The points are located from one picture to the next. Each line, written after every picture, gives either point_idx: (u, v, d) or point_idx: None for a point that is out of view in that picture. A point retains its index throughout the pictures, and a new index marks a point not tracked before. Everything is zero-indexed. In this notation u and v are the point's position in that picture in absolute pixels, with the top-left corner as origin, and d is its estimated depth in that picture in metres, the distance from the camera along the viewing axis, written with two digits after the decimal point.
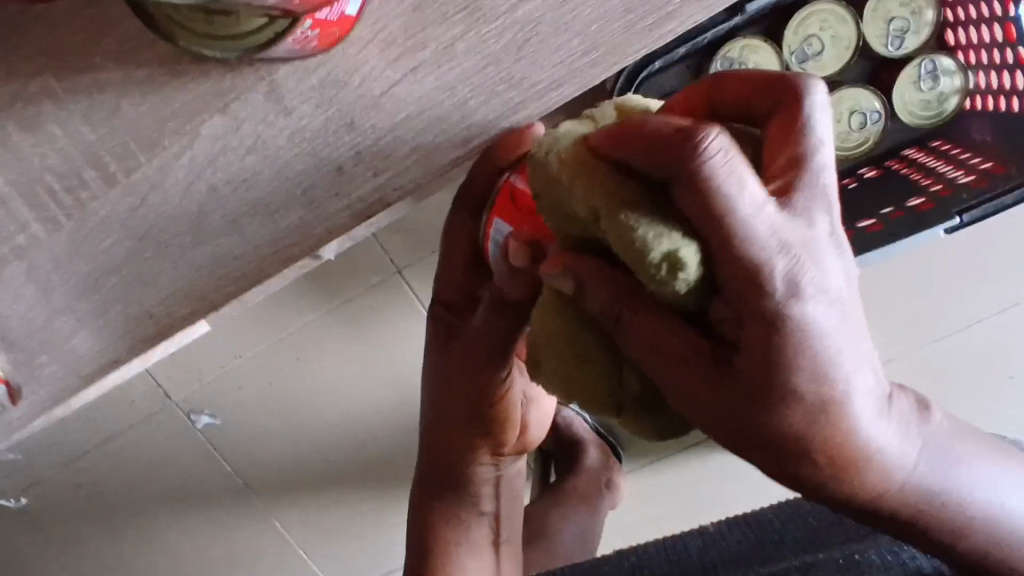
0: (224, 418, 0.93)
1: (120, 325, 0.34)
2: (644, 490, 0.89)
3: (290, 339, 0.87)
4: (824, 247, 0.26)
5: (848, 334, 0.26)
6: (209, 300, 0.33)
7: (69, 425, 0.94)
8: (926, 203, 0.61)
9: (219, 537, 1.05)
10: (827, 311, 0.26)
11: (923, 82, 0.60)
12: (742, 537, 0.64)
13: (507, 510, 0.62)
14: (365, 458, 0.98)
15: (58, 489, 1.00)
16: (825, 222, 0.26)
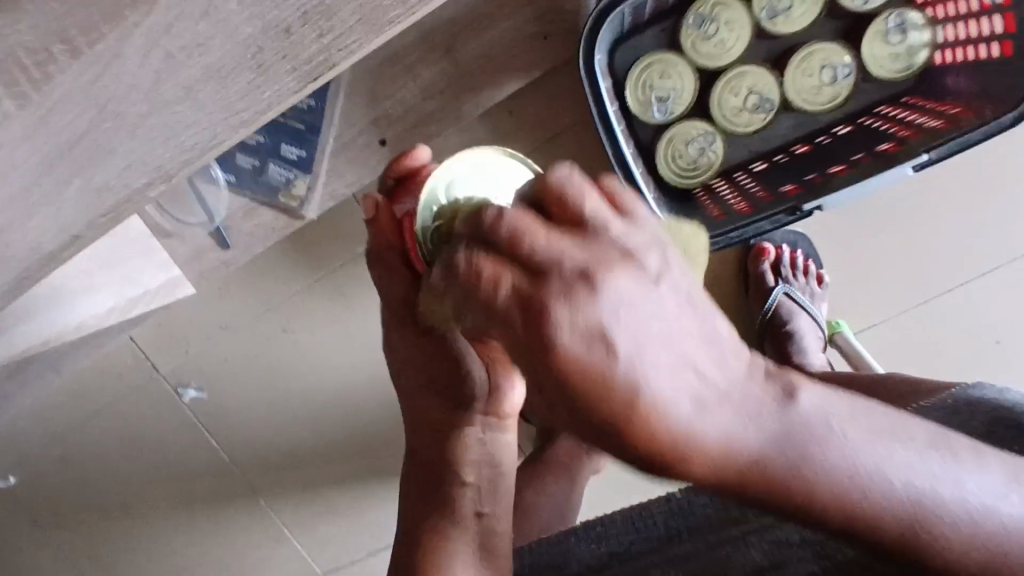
0: (211, 390, 0.93)
1: (77, 201, 0.35)
2: (634, 462, 0.88)
3: (278, 309, 0.88)
4: (630, 282, 0.24)
5: (681, 367, 0.24)
6: (167, 170, 0.35)
7: (59, 398, 0.95)
8: (893, 146, 0.69)
9: (205, 523, 1.03)
10: (644, 336, 0.23)
11: (892, 38, 0.68)
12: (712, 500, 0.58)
13: (492, 481, 0.49)
14: (354, 436, 0.95)
15: (46, 467, 1.01)
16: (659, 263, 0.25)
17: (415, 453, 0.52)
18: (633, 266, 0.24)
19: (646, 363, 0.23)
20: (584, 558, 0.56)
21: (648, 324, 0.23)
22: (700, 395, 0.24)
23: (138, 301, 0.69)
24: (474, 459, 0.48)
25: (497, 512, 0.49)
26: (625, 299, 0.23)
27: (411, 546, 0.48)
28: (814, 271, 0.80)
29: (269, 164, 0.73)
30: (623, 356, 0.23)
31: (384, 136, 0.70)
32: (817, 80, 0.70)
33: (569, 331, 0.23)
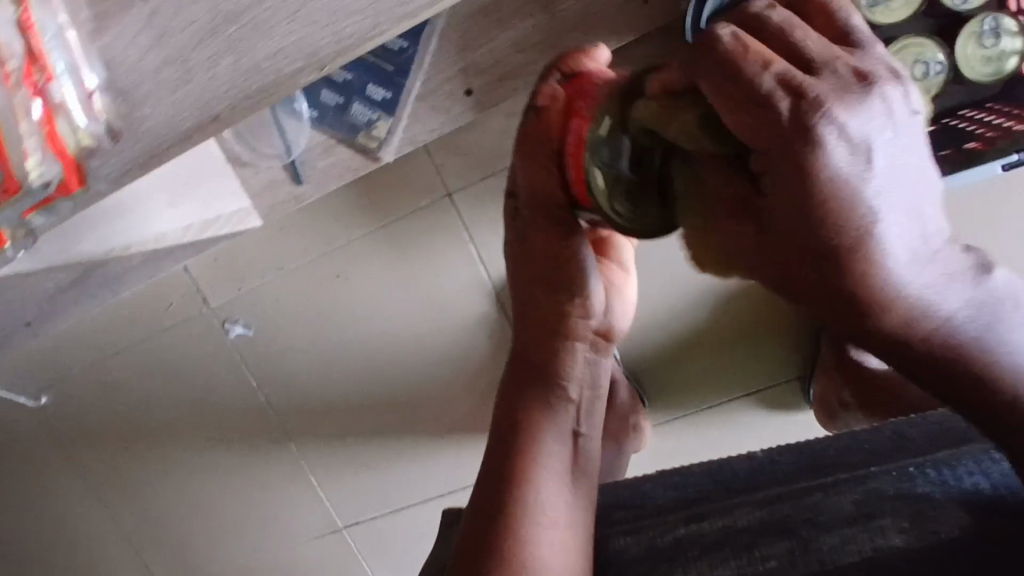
0: (258, 329, 0.93)
1: (225, 78, 0.36)
2: (675, 445, 0.88)
3: (333, 255, 0.88)
4: (897, 110, 0.30)
5: (913, 223, 0.31)
6: (318, 55, 0.36)
7: (105, 321, 0.96)
8: (982, 146, 0.71)
9: (233, 465, 1.03)
10: (891, 162, 0.30)
11: (985, 41, 0.68)
12: (795, 458, 0.66)
13: (591, 402, 0.62)
14: (394, 395, 0.95)
15: (82, 390, 1.01)
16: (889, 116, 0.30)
17: (520, 351, 0.61)
18: (874, 118, 0.29)
19: (882, 187, 0.30)
20: (657, 500, 0.66)
21: (870, 126, 0.29)
22: (916, 230, 0.31)
23: (211, 226, 0.72)
24: (575, 375, 0.60)
25: (591, 431, 0.61)
26: (872, 135, 0.29)
27: (513, 433, 0.59)
28: None
29: (353, 103, 0.73)
30: (854, 178, 0.29)
31: (470, 87, 0.71)
32: (908, 73, 0.69)
33: (839, 163, 0.29)
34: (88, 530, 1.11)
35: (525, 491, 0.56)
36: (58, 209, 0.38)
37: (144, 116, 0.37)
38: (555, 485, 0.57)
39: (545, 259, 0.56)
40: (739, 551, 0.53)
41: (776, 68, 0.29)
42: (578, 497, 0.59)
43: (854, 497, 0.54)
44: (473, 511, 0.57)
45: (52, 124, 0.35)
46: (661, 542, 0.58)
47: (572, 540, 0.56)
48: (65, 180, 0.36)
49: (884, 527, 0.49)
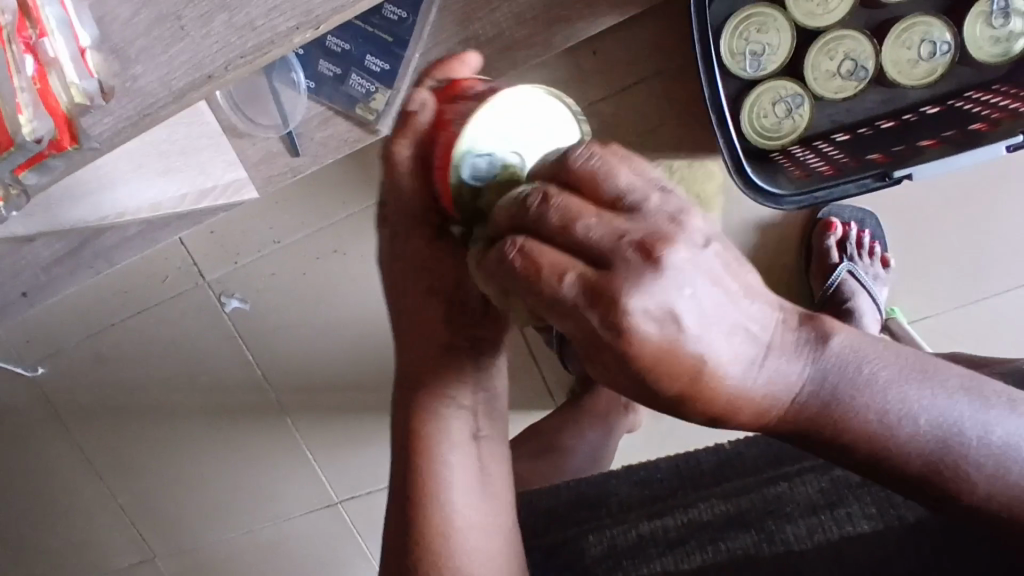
0: (254, 303, 0.93)
1: (220, 36, 0.36)
2: (671, 424, 0.88)
3: (331, 229, 0.87)
4: (686, 263, 0.24)
5: (760, 361, 0.26)
6: (313, 11, 0.36)
7: (101, 293, 0.96)
8: (987, 127, 0.68)
9: (228, 439, 1.03)
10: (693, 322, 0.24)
11: (994, 21, 0.66)
12: (761, 452, 0.62)
13: (493, 401, 0.47)
14: (389, 371, 0.94)
15: (77, 362, 1.01)
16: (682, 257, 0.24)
17: (402, 378, 0.46)
18: (692, 242, 0.24)
19: (700, 342, 0.24)
20: (619, 493, 0.63)
21: (675, 293, 0.24)
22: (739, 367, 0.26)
23: (206, 194, 0.71)
24: (466, 379, 0.45)
25: (496, 432, 0.48)
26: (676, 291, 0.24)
27: (405, 446, 0.46)
28: (880, 253, 0.80)
29: (351, 74, 0.72)
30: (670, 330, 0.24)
31: (471, 60, 0.69)
32: (914, 53, 0.67)
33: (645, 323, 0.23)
34: (85, 502, 1.11)
35: (428, 506, 0.45)
36: (52, 169, 0.37)
37: (138, 74, 0.36)
38: (462, 491, 0.46)
39: (414, 260, 0.44)
40: (711, 554, 0.50)
41: (570, 282, 0.24)
42: (493, 501, 0.47)
43: (817, 488, 0.52)
44: (389, 545, 0.47)
45: (45, 81, 0.34)
46: (623, 539, 0.55)
47: (494, 545, 0.46)
48: (57, 138, 0.34)
49: (851, 518, 0.48)
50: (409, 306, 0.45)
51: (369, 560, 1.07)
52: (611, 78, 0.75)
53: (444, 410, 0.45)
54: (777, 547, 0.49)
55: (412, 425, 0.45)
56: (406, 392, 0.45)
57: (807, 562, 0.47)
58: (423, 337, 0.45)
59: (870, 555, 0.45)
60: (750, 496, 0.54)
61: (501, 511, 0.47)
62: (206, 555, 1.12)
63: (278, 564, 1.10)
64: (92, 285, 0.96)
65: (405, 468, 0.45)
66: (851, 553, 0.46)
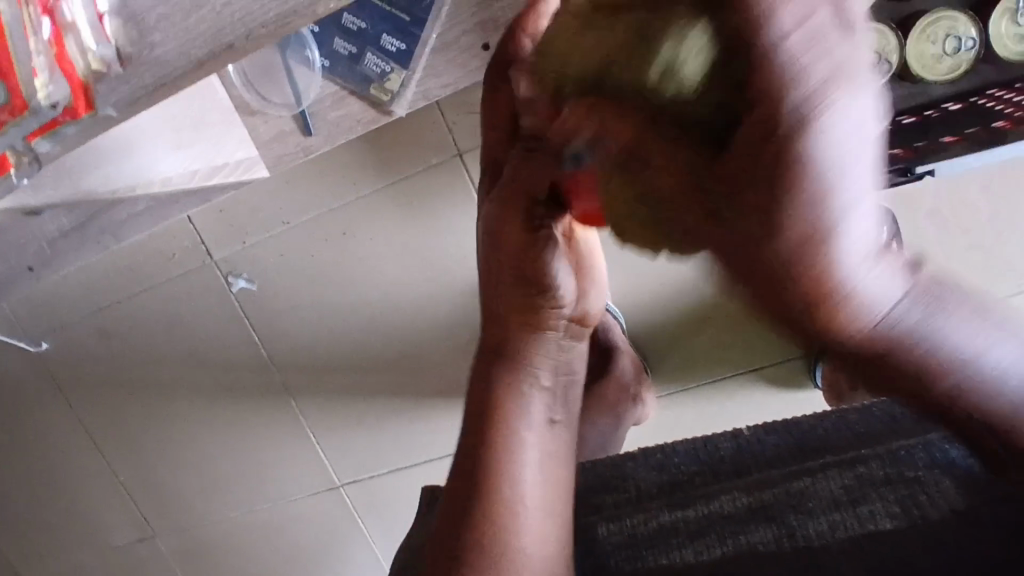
0: (262, 284, 0.92)
1: (240, 5, 0.35)
2: (677, 416, 0.88)
3: (340, 210, 0.87)
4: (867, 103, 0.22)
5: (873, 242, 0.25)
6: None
7: (107, 268, 0.95)
8: (1011, 125, 0.69)
9: (231, 419, 1.03)
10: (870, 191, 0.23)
11: (1019, 18, 0.65)
12: (781, 441, 0.61)
13: (565, 390, 0.56)
14: (395, 355, 0.94)
15: (81, 338, 1.00)
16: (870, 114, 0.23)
17: (490, 346, 0.53)
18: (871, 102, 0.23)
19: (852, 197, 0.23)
20: (638, 480, 0.62)
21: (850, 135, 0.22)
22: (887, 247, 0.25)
23: (219, 170, 0.71)
24: (547, 363, 0.53)
25: (567, 419, 0.56)
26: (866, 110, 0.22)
27: (484, 426, 0.51)
28: (895, 250, 0.79)
29: (367, 53, 0.71)
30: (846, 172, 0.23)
31: (487, 42, 0.68)
32: (938, 48, 0.66)
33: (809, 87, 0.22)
34: (88, 478, 1.11)
35: (503, 482, 0.49)
36: (65, 135, 0.36)
37: (155, 42, 0.35)
38: (533, 467, 0.51)
39: (509, 252, 0.48)
40: (730, 546, 0.50)
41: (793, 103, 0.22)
42: (560, 482, 0.53)
43: (839, 486, 0.52)
44: (451, 526, 0.49)
45: (60, 45, 0.33)
46: (641, 530, 0.55)
47: (555, 528, 0.50)
48: (74, 104, 0.34)
49: (873, 514, 0.48)
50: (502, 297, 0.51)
51: (370, 543, 1.07)
52: None
53: (520, 392, 0.52)
54: (799, 542, 0.48)
55: (493, 402, 0.52)
56: (495, 372, 0.52)
57: (823, 551, 0.47)
58: (510, 322, 0.52)
59: (896, 552, 0.44)
60: (771, 490, 0.54)
61: (560, 506, 0.52)
62: (207, 534, 1.12)
63: (279, 544, 1.10)
64: (98, 261, 0.95)
65: (477, 444, 0.51)
66: (874, 547, 0.46)
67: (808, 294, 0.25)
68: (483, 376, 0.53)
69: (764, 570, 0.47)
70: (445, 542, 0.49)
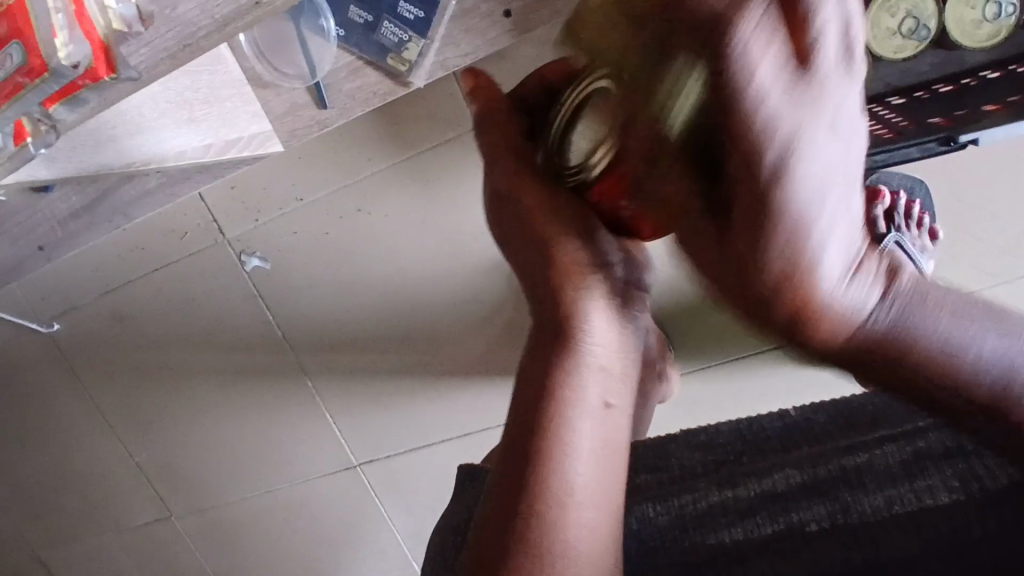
0: (276, 263, 0.91)
1: None
2: (699, 394, 0.87)
3: (354, 186, 0.85)
4: None
5: None
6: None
7: (117, 249, 0.93)
8: None
9: (246, 401, 1.02)
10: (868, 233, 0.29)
11: None
12: (828, 419, 0.60)
13: (624, 371, 0.52)
14: (412, 334, 0.93)
15: (93, 319, 0.99)
16: None
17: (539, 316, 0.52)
18: None
19: None
20: (684, 464, 0.63)
21: None
22: (906, 292, 0.31)
23: (233, 146, 0.68)
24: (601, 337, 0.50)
25: (621, 403, 0.51)
26: (827, 148, 0.24)
27: (534, 416, 0.49)
28: (928, 224, 0.75)
29: (382, 22, 0.68)
30: None
31: (508, 8, 0.66)
32: (979, 13, 0.63)
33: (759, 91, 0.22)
34: (103, 459, 1.11)
35: (550, 467, 0.48)
36: (84, 103, 0.34)
37: (178, 1, 0.33)
38: (585, 459, 0.48)
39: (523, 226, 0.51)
40: (781, 523, 0.50)
41: None
42: (612, 478, 0.49)
43: (888, 461, 0.50)
44: (500, 502, 0.48)
45: (80, 3, 0.31)
46: (689, 509, 0.56)
47: (596, 518, 0.47)
48: (93, 66, 0.32)
49: (925, 488, 0.46)
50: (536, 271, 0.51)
51: (388, 524, 1.07)
52: None
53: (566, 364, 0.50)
54: (850, 519, 0.47)
55: (548, 389, 0.49)
56: (551, 359, 0.50)
57: (872, 529, 0.46)
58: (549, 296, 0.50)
59: (949, 522, 0.43)
60: (820, 467, 0.53)
61: (607, 489, 0.49)
62: (225, 514, 1.12)
63: (296, 525, 1.10)
64: (109, 240, 0.93)
65: (522, 424, 0.50)
66: (929, 520, 0.44)
67: None
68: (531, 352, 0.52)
69: (810, 546, 0.47)
70: (487, 531, 0.48)
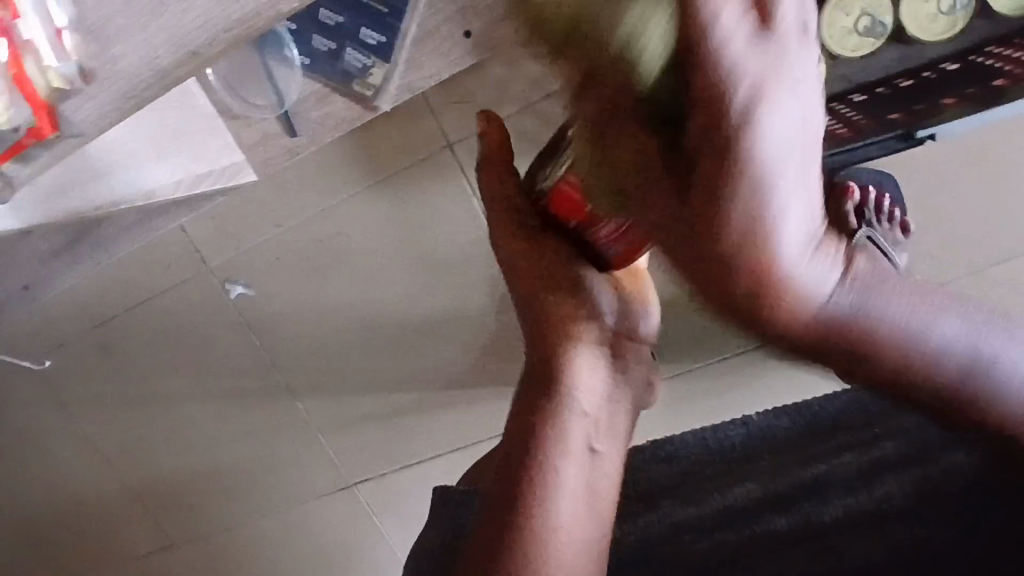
0: (259, 290, 0.92)
1: (201, 9, 0.34)
2: (684, 398, 0.87)
3: (332, 210, 0.85)
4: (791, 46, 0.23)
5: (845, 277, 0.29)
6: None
7: (102, 284, 0.94)
8: (1010, 84, 0.65)
9: (240, 426, 1.03)
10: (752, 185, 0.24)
11: None
12: (792, 424, 0.60)
13: (609, 418, 0.56)
14: (399, 352, 0.94)
15: (82, 354, 1.00)
16: (787, 133, 0.24)
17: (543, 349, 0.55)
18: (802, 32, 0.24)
19: (784, 191, 0.25)
20: (650, 478, 0.62)
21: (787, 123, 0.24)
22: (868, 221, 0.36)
23: (203, 180, 0.69)
24: (588, 378, 0.55)
25: (612, 446, 0.55)
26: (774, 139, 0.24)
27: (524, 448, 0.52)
28: (899, 217, 0.76)
29: (345, 49, 0.69)
30: (771, 160, 0.24)
31: (469, 29, 0.67)
32: (934, 6, 0.63)
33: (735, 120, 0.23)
34: (101, 491, 1.11)
35: (534, 504, 0.51)
36: (38, 159, 0.36)
37: (117, 54, 0.33)
38: (574, 481, 0.52)
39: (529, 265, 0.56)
40: (741, 536, 0.53)
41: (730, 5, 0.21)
42: (596, 520, 0.52)
43: (849, 472, 0.51)
44: (482, 534, 0.52)
45: (17, 68, 0.33)
46: (654, 527, 0.57)
47: (580, 556, 0.51)
48: (37, 126, 0.34)
49: (883, 497, 0.48)
50: (535, 301, 0.57)
51: (387, 542, 1.07)
52: None
53: (558, 407, 0.53)
54: (812, 529, 0.50)
55: (538, 432, 0.53)
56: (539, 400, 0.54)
57: (830, 537, 0.49)
58: (546, 328, 0.56)
59: (910, 532, 0.45)
60: (785, 481, 0.54)
61: (597, 525, 0.53)
62: (224, 539, 1.12)
63: (297, 547, 1.11)
64: (93, 277, 0.94)
65: (508, 463, 0.53)
66: (889, 529, 0.47)
67: (747, 286, 0.26)
68: (529, 387, 0.55)
69: (774, 555, 0.50)
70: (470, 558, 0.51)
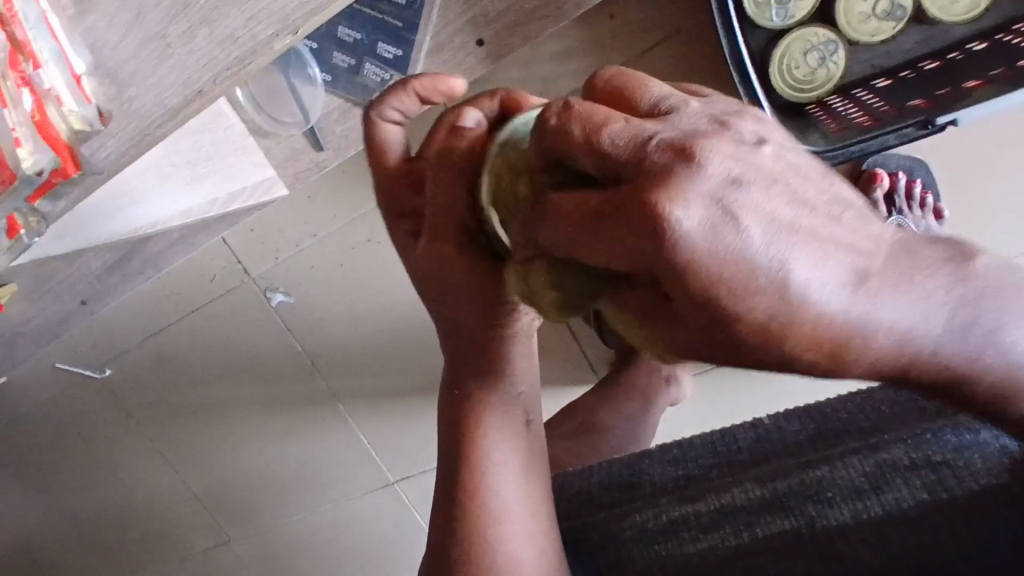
0: (298, 297, 0.96)
1: (204, 51, 0.37)
2: (713, 394, 0.87)
3: (362, 219, 0.89)
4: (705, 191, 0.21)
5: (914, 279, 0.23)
6: (290, 18, 0.37)
7: (153, 296, 1.00)
8: None
9: (285, 424, 1.07)
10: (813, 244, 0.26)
11: None
12: (803, 430, 0.62)
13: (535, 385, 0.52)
14: (432, 353, 0.97)
15: (138, 360, 1.06)
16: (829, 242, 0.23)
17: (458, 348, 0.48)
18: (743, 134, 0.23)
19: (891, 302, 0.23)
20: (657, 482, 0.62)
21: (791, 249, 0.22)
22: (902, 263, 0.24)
23: (238, 196, 0.72)
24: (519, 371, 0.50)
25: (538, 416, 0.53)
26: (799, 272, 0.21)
27: (462, 456, 0.50)
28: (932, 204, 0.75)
29: (365, 64, 0.72)
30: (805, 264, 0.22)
31: (480, 37, 0.68)
32: None
33: (697, 244, 0.21)
34: (163, 489, 1.18)
35: (473, 501, 0.50)
36: (63, 194, 0.40)
37: (133, 96, 0.37)
38: (508, 480, 0.51)
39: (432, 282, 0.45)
40: (743, 538, 0.52)
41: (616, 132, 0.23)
42: (536, 495, 0.52)
43: (852, 475, 0.52)
44: (438, 533, 0.52)
45: (42, 113, 0.35)
46: (653, 522, 0.57)
47: (535, 535, 0.51)
48: (63, 167, 0.36)
49: (893, 496, 0.48)
50: (438, 310, 0.47)
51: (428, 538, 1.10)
52: (626, 40, 0.72)
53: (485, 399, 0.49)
54: (815, 531, 0.50)
55: (469, 427, 0.50)
56: (470, 385, 0.49)
57: (834, 539, 0.49)
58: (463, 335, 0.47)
59: (918, 540, 0.45)
60: (782, 482, 0.55)
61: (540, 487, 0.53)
62: (276, 533, 1.18)
63: (344, 542, 1.15)
64: (144, 290, 1.00)
65: (449, 464, 0.51)
66: (893, 533, 0.47)
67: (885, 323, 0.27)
68: (455, 384, 0.50)
69: (778, 553, 0.50)
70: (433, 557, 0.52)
